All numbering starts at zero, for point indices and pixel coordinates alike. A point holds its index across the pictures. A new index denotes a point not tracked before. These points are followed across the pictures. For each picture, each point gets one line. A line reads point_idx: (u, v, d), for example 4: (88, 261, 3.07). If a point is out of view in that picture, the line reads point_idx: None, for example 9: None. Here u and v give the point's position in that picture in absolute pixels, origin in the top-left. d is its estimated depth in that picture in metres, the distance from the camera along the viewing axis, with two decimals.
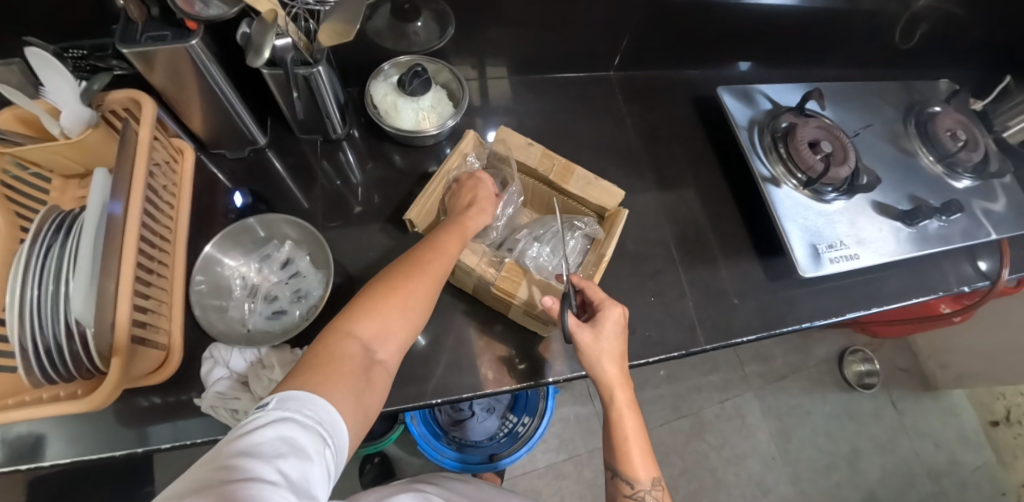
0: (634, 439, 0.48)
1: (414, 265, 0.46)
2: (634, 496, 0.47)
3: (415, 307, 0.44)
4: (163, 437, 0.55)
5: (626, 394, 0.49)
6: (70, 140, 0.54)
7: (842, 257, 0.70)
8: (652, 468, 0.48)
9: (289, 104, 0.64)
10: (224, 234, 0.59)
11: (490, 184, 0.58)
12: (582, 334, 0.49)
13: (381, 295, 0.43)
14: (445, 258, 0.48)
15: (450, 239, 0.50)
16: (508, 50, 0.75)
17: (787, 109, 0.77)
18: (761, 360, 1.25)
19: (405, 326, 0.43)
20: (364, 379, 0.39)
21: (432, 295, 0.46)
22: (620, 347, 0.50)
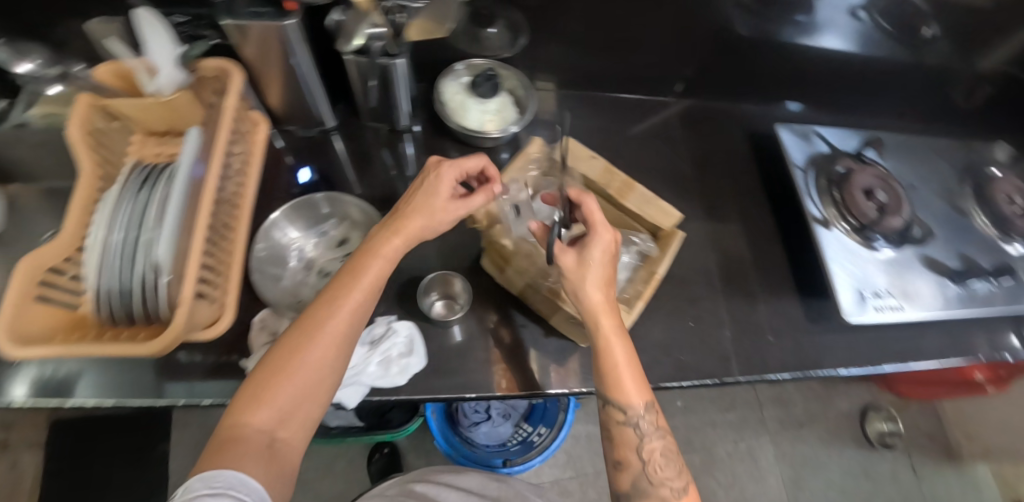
0: (625, 366, 0.48)
1: (311, 327, 0.45)
2: (628, 423, 0.48)
3: (318, 369, 0.44)
4: (186, 393, 0.57)
5: (612, 321, 0.48)
6: (162, 99, 0.58)
7: (887, 307, 0.69)
8: (645, 393, 0.48)
9: (364, 92, 0.66)
10: (291, 205, 0.62)
11: (444, 182, 0.51)
12: (564, 260, 0.48)
13: (274, 370, 0.43)
14: (349, 308, 0.46)
15: (358, 282, 0.47)
16: (575, 64, 0.77)
17: (845, 154, 0.78)
18: (781, 404, 1.23)
19: (313, 392, 0.44)
20: (267, 459, 0.40)
21: (337, 351, 0.45)
22: (605, 272, 0.48)
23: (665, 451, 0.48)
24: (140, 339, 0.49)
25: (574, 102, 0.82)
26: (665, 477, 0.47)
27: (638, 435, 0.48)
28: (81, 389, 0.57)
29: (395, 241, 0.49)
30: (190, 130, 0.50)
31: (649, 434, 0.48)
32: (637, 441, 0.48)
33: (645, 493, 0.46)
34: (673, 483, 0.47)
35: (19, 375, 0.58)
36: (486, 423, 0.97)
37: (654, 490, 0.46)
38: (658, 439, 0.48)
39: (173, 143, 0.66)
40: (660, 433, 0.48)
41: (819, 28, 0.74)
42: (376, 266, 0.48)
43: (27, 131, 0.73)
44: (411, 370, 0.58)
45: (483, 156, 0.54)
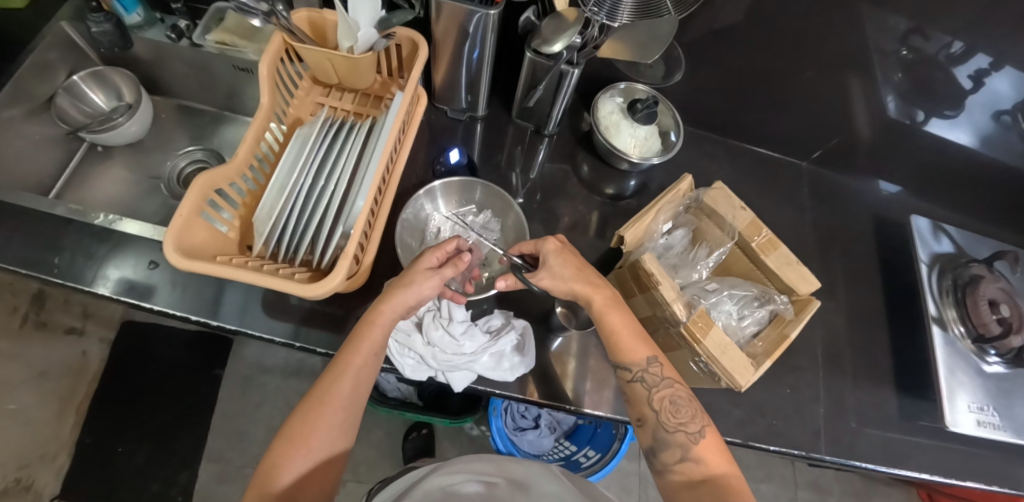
0: (623, 331, 0.52)
1: (318, 396, 0.48)
2: (636, 379, 0.51)
3: (328, 435, 0.47)
4: (273, 330, 0.62)
5: (603, 295, 0.53)
6: (351, 55, 0.60)
7: (991, 424, 0.66)
8: (646, 349, 0.52)
9: (528, 91, 0.68)
10: (459, 181, 0.64)
11: (424, 259, 0.51)
12: (541, 279, 0.53)
13: (290, 440, 0.46)
14: (352, 376, 0.49)
15: (360, 351, 0.49)
16: (722, 109, 0.78)
17: (972, 259, 0.76)
18: (817, 489, 1.20)
19: (326, 453, 0.47)
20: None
21: (345, 416, 0.48)
22: (571, 264, 0.53)
23: (674, 398, 0.50)
24: (296, 277, 0.50)
25: (705, 144, 0.82)
26: (679, 423, 0.49)
27: (647, 388, 0.51)
28: (158, 296, 0.63)
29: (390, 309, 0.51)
30: (397, 95, 0.56)
31: (656, 384, 0.51)
32: (647, 394, 0.51)
33: (667, 442, 0.49)
34: (687, 427, 0.48)
35: (109, 273, 0.64)
36: (532, 432, 0.98)
37: (672, 437, 0.49)
38: (665, 388, 0.50)
39: (337, 97, 0.69)
40: (668, 382, 0.51)
41: (958, 121, 0.70)
42: (375, 336, 0.50)
43: (201, 52, 0.78)
44: (521, 369, 0.59)
45: (458, 238, 0.54)
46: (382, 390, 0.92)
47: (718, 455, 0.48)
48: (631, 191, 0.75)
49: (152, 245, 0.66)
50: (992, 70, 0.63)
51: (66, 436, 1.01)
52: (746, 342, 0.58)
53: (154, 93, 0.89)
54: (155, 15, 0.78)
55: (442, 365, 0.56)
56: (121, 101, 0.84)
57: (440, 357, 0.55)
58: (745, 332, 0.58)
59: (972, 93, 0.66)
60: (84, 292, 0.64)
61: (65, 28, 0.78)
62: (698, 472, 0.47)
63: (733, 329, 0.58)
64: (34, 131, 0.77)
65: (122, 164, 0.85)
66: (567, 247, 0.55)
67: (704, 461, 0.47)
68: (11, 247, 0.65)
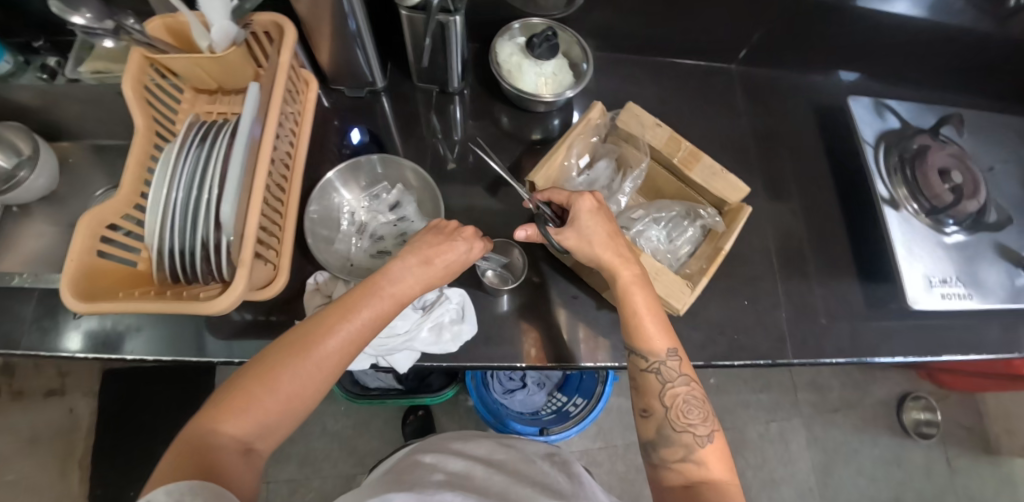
0: (646, 312, 0.48)
1: (302, 343, 0.42)
2: (650, 369, 0.47)
3: (304, 389, 0.41)
4: (227, 352, 0.60)
5: (631, 271, 0.48)
6: (215, 54, 0.56)
7: (955, 294, 0.65)
8: (669, 339, 0.48)
9: (417, 50, 0.63)
10: (345, 165, 0.60)
11: (458, 248, 0.51)
12: (566, 238, 0.49)
13: (256, 382, 0.40)
14: (354, 337, 0.44)
15: (361, 313, 0.44)
16: (634, 29, 0.73)
17: (918, 130, 0.73)
18: (816, 388, 1.22)
19: (296, 408, 0.41)
20: (240, 472, 0.38)
21: (328, 373, 0.43)
22: (605, 227, 0.49)
23: (688, 397, 0.47)
24: (203, 297, 0.50)
25: (628, 67, 0.78)
26: (687, 423, 0.46)
27: (661, 381, 0.47)
28: (131, 344, 0.62)
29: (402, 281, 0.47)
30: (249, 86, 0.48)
31: (672, 380, 0.47)
32: (660, 388, 0.47)
33: (670, 439, 0.46)
34: (695, 429, 0.45)
35: (72, 328, 0.63)
36: (521, 391, 0.99)
37: (678, 436, 0.45)
38: (682, 386, 0.47)
39: (224, 102, 0.65)
40: (685, 379, 0.47)
41: None
42: (377, 303, 0.46)
43: (81, 86, 0.73)
44: (463, 337, 0.57)
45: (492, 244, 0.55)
46: (362, 384, 0.91)
47: (722, 463, 0.45)
48: (554, 133, 0.72)
49: None
50: None
51: (76, 491, 1.03)
52: (682, 264, 0.56)
53: (56, 139, 0.85)
54: (21, 59, 0.73)
55: (378, 350, 0.54)
56: (21, 156, 0.78)
57: (375, 343, 0.54)
58: (679, 254, 0.57)
59: None
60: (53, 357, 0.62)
61: None
62: (696, 475, 0.44)
63: (665, 254, 0.57)
64: None
65: (39, 217, 0.81)
66: (602, 208, 0.51)
67: (706, 465, 0.44)
68: None
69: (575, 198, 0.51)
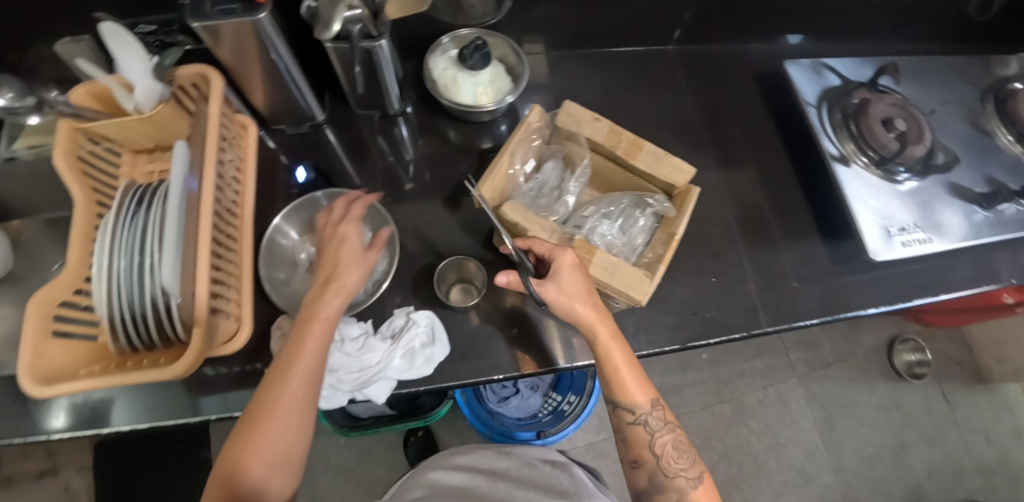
0: (625, 367, 0.49)
1: (265, 395, 0.44)
2: (637, 422, 0.49)
3: (282, 438, 0.43)
4: (223, 407, 0.59)
5: (607, 327, 0.49)
6: (143, 114, 0.55)
7: (914, 241, 0.66)
8: (649, 391, 0.49)
9: (350, 79, 0.63)
10: (291, 207, 0.61)
11: (353, 237, 0.51)
12: (545, 291, 0.48)
13: (241, 448, 0.43)
14: (303, 367, 0.45)
15: (308, 348, 0.46)
16: (567, 25, 0.74)
17: (858, 84, 0.74)
18: (807, 346, 1.23)
19: (289, 450, 0.44)
20: None
21: (303, 415, 0.45)
22: (584, 283, 0.49)
23: (676, 443, 0.49)
24: (164, 362, 0.49)
25: (568, 63, 0.78)
26: (679, 469, 0.48)
27: (648, 432, 0.49)
28: (117, 415, 0.60)
29: (336, 301, 0.48)
30: (176, 143, 0.48)
31: (658, 429, 0.49)
32: (648, 439, 0.49)
33: (663, 486, 0.48)
34: (687, 473, 0.48)
35: (57, 405, 0.61)
36: (516, 397, 0.97)
37: (672, 481, 0.48)
38: (668, 434, 0.49)
39: (164, 159, 0.64)
40: (669, 427, 0.50)
41: None
42: (321, 330, 0.47)
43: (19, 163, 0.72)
44: (435, 358, 0.57)
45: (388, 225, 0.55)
46: (353, 416, 0.90)
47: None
48: (502, 139, 0.72)
49: None
50: None
51: None
52: (640, 254, 0.57)
53: (8, 219, 0.83)
54: None
55: (352, 385, 0.54)
56: None
57: (348, 378, 0.54)
58: (636, 244, 0.57)
59: None
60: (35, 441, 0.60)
61: None
62: None
63: (621, 246, 0.57)
64: None
65: None
66: (581, 264, 0.51)
67: None
68: None
69: (557, 250, 0.50)
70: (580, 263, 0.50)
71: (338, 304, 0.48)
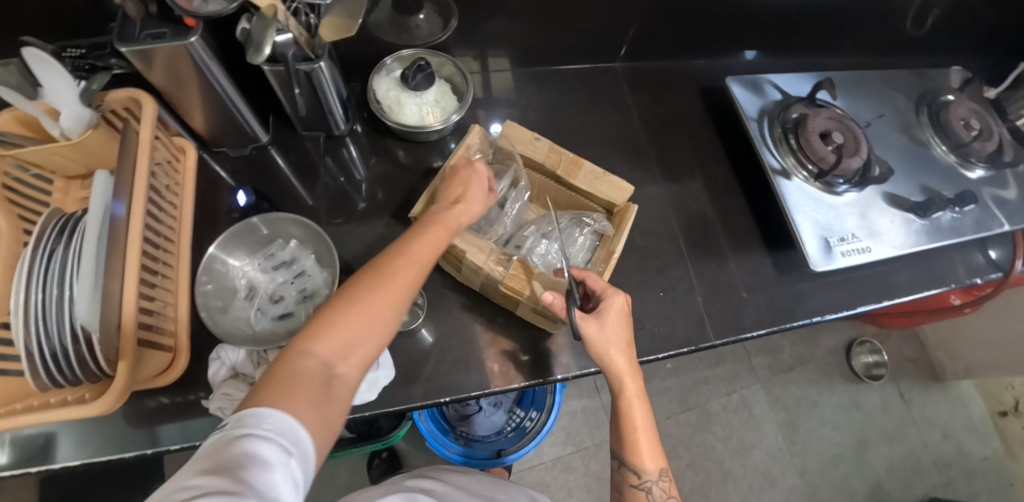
0: (643, 427, 0.48)
1: (381, 266, 0.42)
2: (641, 486, 0.47)
3: (382, 313, 0.40)
4: (179, 435, 0.56)
5: (636, 384, 0.48)
6: (71, 141, 0.54)
7: (853, 251, 0.69)
8: (660, 459, 0.48)
9: (291, 101, 0.62)
10: (229, 232, 0.59)
11: (483, 172, 0.54)
12: (587, 326, 0.49)
13: (335, 310, 0.39)
14: (422, 261, 0.44)
15: (427, 239, 0.45)
16: (514, 44, 0.75)
17: (798, 99, 0.76)
18: (769, 351, 1.25)
19: (380, 328, 0.40)
20: (320, 395, 0.35)
21: (405, 300, 0.42)
22: (626, 335, 0.50)
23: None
24: (89, 398, 0.47)
25: (516, 81, 0.79)
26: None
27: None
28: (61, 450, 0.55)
29: (461, 212, 0.49)
30: (97, 173, 0.48)
31: None
32: None
33: None
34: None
35: None
36: (479, 414, 0.95)
37: None
38: None
39: None
40: None
41: None
42: (441, 228, 0.47)
43: None
44: (380, 382, 0.56)
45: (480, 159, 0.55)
46: None
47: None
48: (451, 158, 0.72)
49: None
50: None
51: None
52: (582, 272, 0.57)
53: None
54: None
55: None
56: None
57: None
58: (577, 262, 0.57)
59: None
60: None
61: None
62: None
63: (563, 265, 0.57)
64: None
65: None
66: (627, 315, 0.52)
67: None
68: None
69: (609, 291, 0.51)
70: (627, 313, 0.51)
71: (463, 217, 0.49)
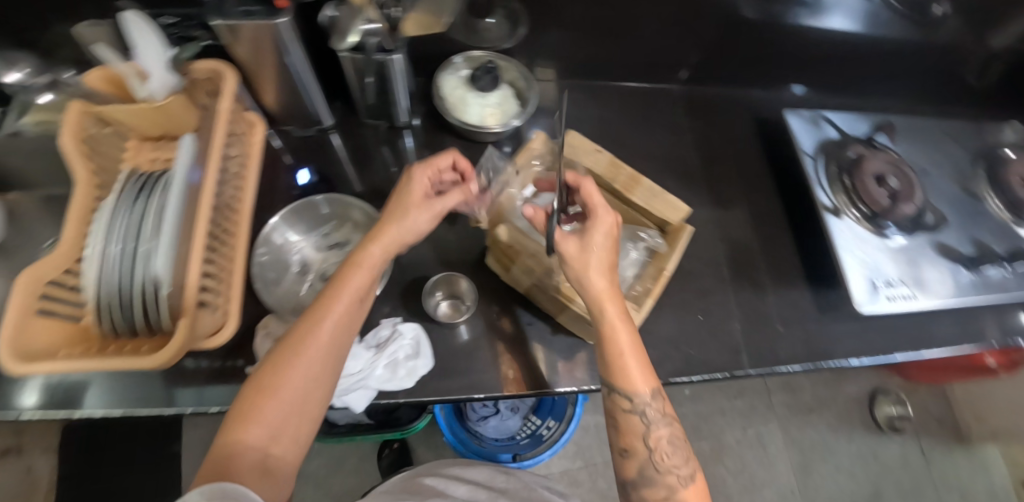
0: (632, 353, 0.47)
1: (298, 339, 0.45)
2: (634, 411, 0.47)
3: (302, 386, 0.44)
4: (195, 401, 0.58)
5: (618, 307, 0.47)
6: (155, 104, 0.56)
7: (899, 296, 0.67)
8: (651, 381, 0.48)
9: (361, 88, 0.64)
10: (290, 208, 0.61)
11: (420, 183, 0.52)
12: (568, 245, 0.47)
13: (251, 399, 0.42)
14: (339, 320, 0.46)
15: (344, 295, 0.47)
16: (577, 56, 0.76)
17: (855, 139, 0.76)
18: (789, 390, 1.23)
19: (310, 392, 0.44)
20: (258, 472, 0.41)
21: (329, 363, 0.46)
22: (611, 254, 0.47)
23: (671, 439, 0.48)
24: (145, 351, 0.49)
25: (574, 93, 0.80)
26: (672, 465, 0.47)
27: (644, 424, 0.47)
28: (90, 399, 0.59)
29: (377, 249, 0.49)
30: (187, 134, 0.51)
31: (655, 422, 0.47)
32: (643, 430, 0.47)
33: (654, 481, 0.46)
34: (679, 470, 0.47)
35: (29, 383, 0.59)
36: (495, 417, 0.96)
37: (662, 477, 0.46)
38: (665, 427, 0.48)
39: (169, 148, 0.65)
40: (667, 420, 0.48)
41: (829, 7, 0.71)
42: (358, 279, 0.48)
43: (21, 138, 0.71)
44: (418, 372, 0.57)
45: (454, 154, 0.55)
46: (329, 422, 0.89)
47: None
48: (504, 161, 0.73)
49: None
50: None
51: None
52: (629, 287, 0.57)
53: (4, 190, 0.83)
54: None
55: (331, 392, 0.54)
56: None
57: None
58: (626, 276, 0.58)
59: None
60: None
61: None
62: None
63: None
64: None
65: None
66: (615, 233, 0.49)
67: None
68: None
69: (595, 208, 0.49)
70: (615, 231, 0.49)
71: (383, 255, 0.50)
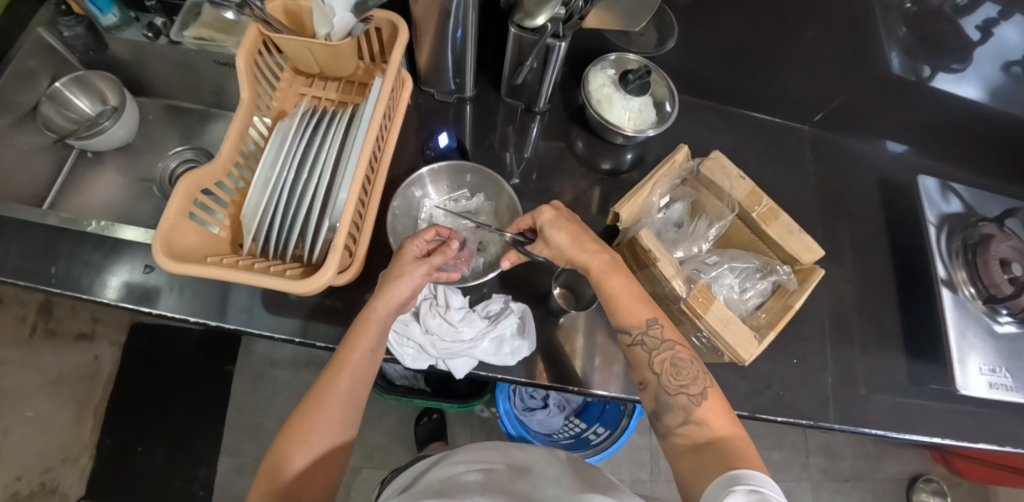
0: (621, 293, 0.51)
1: (316, 395, 0.46)
2: (636, 342, 0.50)
3: (325, 436, 0.46)
4: (254, 321, 0.61)
5: (601, 258, 0.52)
6: (330, 42, 0.58)
7: (1001, 386, 0.64)
8: (645, 309, 0.50)
9: (516, 67, 0.66)
10: (447, 166, 0.65)
11: (410, 249, 0.52)
12: (541, 251, 0.56)
13: (284, 447, 0.44)
14: (353, 372, 0.48)
15: (357, 345, 0.48)
16: (719, 79, 0.76)
17: (983, 218, 0.75)
18: (829, 454, 1.21)
19: (336, 432, 0.46)
20: None
21: (349, 411, 0.47)
22: (566, 232, 0.53)
23: (675, 360, 0.48)
24: (288, 276, 0.50)
25: (703, 113, 0.79)
26: (680, 385, 0.47)
27: (647, 351, 0.49)
28: (168, 301, 0.63)
29: (383, 304, 0.49)
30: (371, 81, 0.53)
31: (657, 347, 0.49)
32: (648, 357, 0.49)
33: (668, 404, 0.47)
34: (688, 389, 0.46)
35: (117, 277, 0.64)
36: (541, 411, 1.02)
37: (675, 399, 0.47)
38: (666, 350, 0.49)
39: (321, 87, 0.67)
40: (669, 344, 0.49)
41: (966, 75, 0.67)
42: (369, 333, 0.49)
43: (180, 49, 0.74)
44: (521, 353, 0.58)
45: (438, 227, 0.54)
46: (388, 379, 0.93)
47: (723, 418, 0.45)
48: (625, 165, 0.73)
49: (148, 249, 0.65)
50: (1001, 20, 0.59)
51: (86, 439, 1.09)
52: (749, 314, 0.59)
53: (138, 94, 0.86)
54: (131, 14, 0.75)
55: (442, 353, 0.56)
56: (106, 105, 0.80)
57: (439, 345, 0.56)
58: (747, 305, 0.59)
59: (981, 44, 0.62)
60: (94, 300, 0.63)
61: (43, 35, 0.74)
62: (702, 435, 0.44)
63: (736, 303, 0.59)
64: (20, 142, 0.74)
65: (110, 165, 0.82)
66: (562, 215, 0.55)
67: (708, 424, 0.44)
68: (9, 258, 0.64)
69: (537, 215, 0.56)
70: (563, 212, 0.55)
71: (393, 311, 0.50)
